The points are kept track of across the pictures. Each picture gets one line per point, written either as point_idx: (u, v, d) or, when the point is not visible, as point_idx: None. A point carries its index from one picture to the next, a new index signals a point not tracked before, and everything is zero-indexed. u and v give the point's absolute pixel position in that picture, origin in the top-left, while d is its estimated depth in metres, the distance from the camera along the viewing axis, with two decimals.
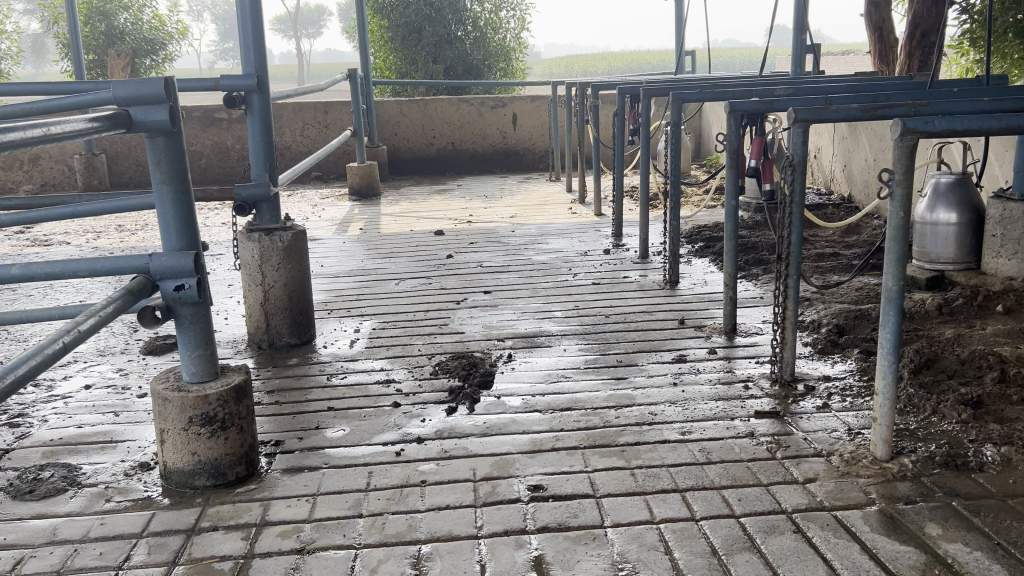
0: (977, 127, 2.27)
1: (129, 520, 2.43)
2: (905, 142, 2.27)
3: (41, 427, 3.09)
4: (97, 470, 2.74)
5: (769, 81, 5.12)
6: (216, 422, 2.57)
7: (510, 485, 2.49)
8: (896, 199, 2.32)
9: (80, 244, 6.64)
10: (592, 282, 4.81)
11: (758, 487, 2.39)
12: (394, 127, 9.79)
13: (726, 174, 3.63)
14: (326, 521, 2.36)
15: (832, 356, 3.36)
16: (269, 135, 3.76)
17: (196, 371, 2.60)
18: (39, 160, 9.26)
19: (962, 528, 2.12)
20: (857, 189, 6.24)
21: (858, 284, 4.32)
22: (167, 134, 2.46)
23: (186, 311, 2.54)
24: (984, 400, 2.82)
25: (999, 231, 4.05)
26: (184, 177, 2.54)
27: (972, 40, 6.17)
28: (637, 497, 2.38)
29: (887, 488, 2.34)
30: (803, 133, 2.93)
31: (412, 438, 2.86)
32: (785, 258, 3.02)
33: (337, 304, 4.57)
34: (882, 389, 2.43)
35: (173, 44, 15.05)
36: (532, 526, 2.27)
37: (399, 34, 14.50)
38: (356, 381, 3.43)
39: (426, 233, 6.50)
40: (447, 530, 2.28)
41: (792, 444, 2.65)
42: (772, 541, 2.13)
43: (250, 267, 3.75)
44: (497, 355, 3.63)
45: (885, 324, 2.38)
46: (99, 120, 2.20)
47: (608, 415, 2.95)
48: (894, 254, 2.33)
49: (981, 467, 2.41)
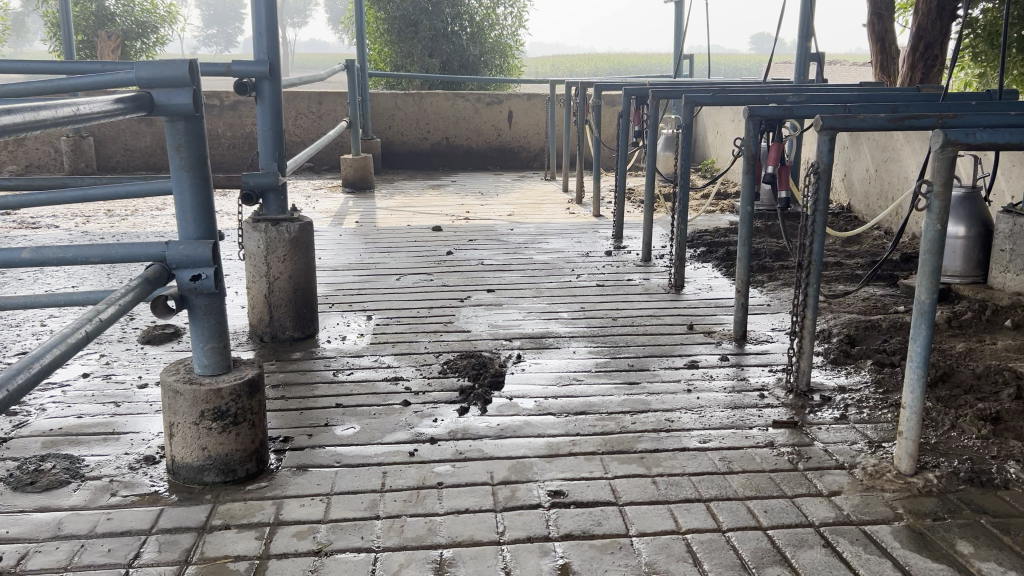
0: (1018, 141, 2.24)
1: (137, 515, 2.35)
2: (944, 154, 2.25)
3: (39, 416, 2.99)
4: (100, 463, 2.66)
5: (777, 88, 5.10)
6: (228, 417, 2.50)
7: (529, 490, 2.45)
8: (933, 210, 2.29)
9: (70, 228, 6.50)
10: (596, 283, 4.77)
11: (783, 499, 2.36)
12: (388, 120, 9.69)
13: (742, 180, 3.60)
14: (342, 523, 2.30)
15: (845, 367, 3.35)
16: (279, 123, 3.67)
17: (208, 364, 2.52)
18: (25, 141, 9.10)
19: (993, 547, 2.10)
20: (857, 200, 6.25)
21: (864, 294, 4.32)
22: (188, 119, 2.38)
23: (201, 302, 2.46)
24: (1004, 415, 2.80)
25: (1007, 246, 4.05)
26: (203, 163, 2.46)
27: (974, 54, 6.21)
28: (661, 506, 2.34)
29: (913, 504, 2.31)
30: (830, 141, 2.88)
31: (425, 438, 2.80)
32: (806, 267, 2.99)
33: (338, 297, 4.50)
34: (909, 402, 2.40)
35: (165, 27, 14.81)
36: (555, 533, 2.22)
37: (396, 27, 14.40)
38: (363, 377, 3.36)
39: (423, 228, 6.42)
40: (468, 535, 2.22)
41: (813, 456, 2.62)
42: (802, 555, 2.09)
43: (255, 257, 3.67)
44: (506, 355, 3.57)
45: (914, 337, 2.35)
46: (122, 101, 2.13)
47: (624, 421, 2.91)
48: (928, 267, 2.31)
49: (1006, 485, 2.39)
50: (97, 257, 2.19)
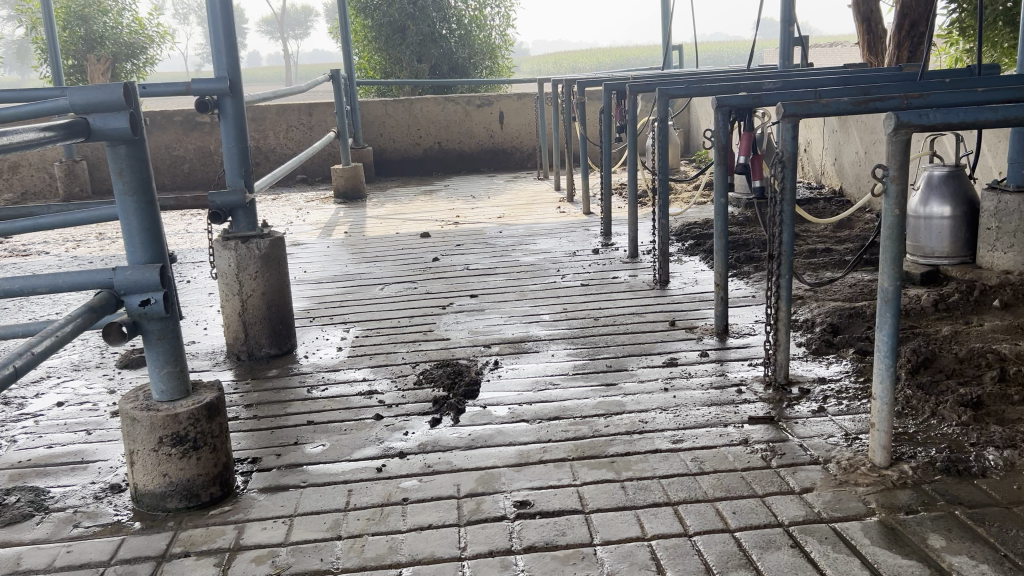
0: (975, 119, 2.16)
1: (97, 546, 2.32)
2: (898, 137, 2.18)
3: (9, 448, 2.97)
4: (66, 494, 2.63)
5: (758, 76, 5.02)
6: (187, 442, 2.46)
7: (495, 502, 2.40)
8: (891, 196, 2.22)
9: (59, 254, 6.51)
10: (580, 283, 4.71)
11: (753, 498, 2.30)
12: (379, 128, 9.67)
13: (714, 171, 3.53)
14: (303, 545, 2.26)
15: (827, 357, 3.28)
16: (244, 140, 3.64)
17: (166, 390, 2.49)
18: (18, 167, 9.15)
19: (966, 539, 2.03)
20: (848, 183, 6.17)
21: (852, 280, 4.24)
22: (129, 142, 2.35)
23: (154, 327, 2.42)
24: (984, 400, 2.73)
25: (994, 224, 3.97)
26: (148, 187, 2.43)
27: (961, 29, 6.11)
28: (628, 512, 2.29)
29: (886, 497, 2.24)
30: (793, 128, 2.81)
31: (394, 452, 2.76)
32: (777, 258, 2.92)
33: (319, 311, 4.47)
34: (880, 393, 2.33)
35: (154, 47, 14.89)
36: (518, 546, 2.17)
37: (384, 34, 14.42)
38: (337, 392, 3.32)
39: (411, 235, 6.38)
40: (429, 552, 2.17)
41: (788, 452, 2.55)
42: (768, 557, 2.03)
43: (227, 276, 3.64)
44: (484, 362, 3.53)
45: (881, 325, 2.28)
46: (55, 129, 2.09)
47: (597, 424, 2.85)
48: (890, 253, 2.24)
49: (983, 473, 2.32)
50: (44, 287, 2.18)
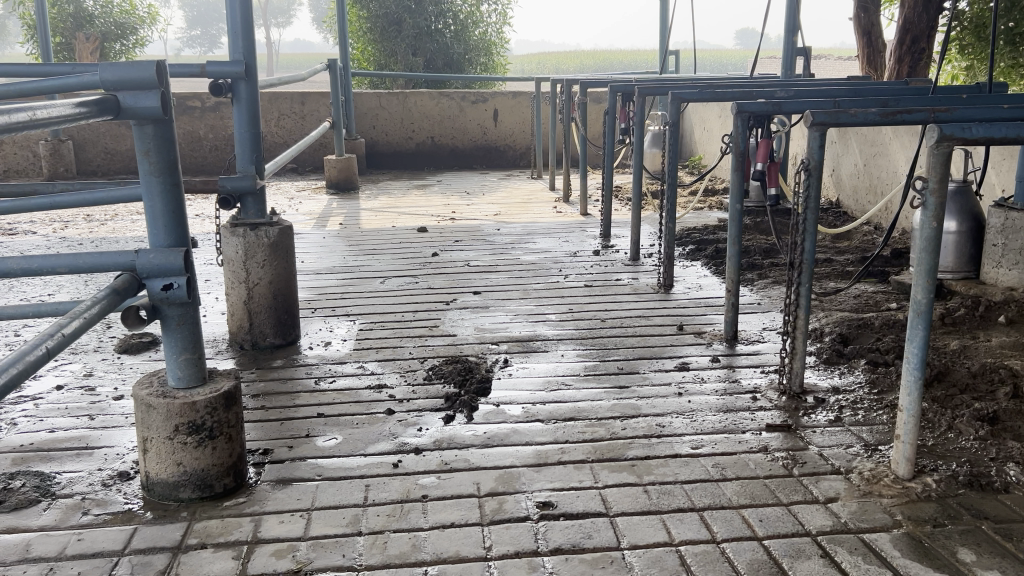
0: (1017, 135, 2.16)
1: (109, 535, 2.26)
2: (939, 150, 2.18)
3: (10, 432, 2.89)
4: (72, 480, 2.56)
5: (765, 83, 5.03)
6: (203, 431, 2.41)
7: (517, 502, 2.37)
8: (929, 207, 2.23)
9: (47, 235, 6.38)
10: (584, 283, 4.69)
11: (778, 507, 2.29)
12: (372, 120, 9.58)
13: (731, 178, 3.51)
14: (323, 540, 2.22)
15: (838, 367, 3.29)
16: (256, 125, 3.58)
17: (183, 376, 2.43)
18: (2, 145, 8.95)
19: (996, 555, 2.03)
20: (846, 194, 6.21)
21: (856, 292, 4.26)
22: (157, 121, 2.29)
23: (174, 312, 2.36)
24: (1001, 415, 2.75)
25: (1000, 241, 4.00)
26: (174, 169, 2.36)
27: (962, 47, 6.16)
28: (653, 516, 2.27)
29: (911, 509, 2.25)
30: (820, 137, 2.81)
31: (410, 448, 2.72)
32: (797, 266, 2.89)
33: (320, 302, 4.41)
34: (906, 404, 2.33)
35: (144, 28, 14.64)
36: (544, 547, 2.14)
37: (379, 26, 14.32)
38: (346, 385, 3.27)
39: (408, 229, 6.33)
40: (454, 551, 2.14)
41: (808, 460, 2.55)
42: (799, 566, 2.02)
43: (233, 263, 3.58)
44: (493, 360, 3.49)
45: (912, 338, 2.28)
46: (86, 104, 2.02)
47: (615, 427, 2.83)
48: (924, 266, 2.24)
49: (1006, 488, 2.33)
50: (64, 267, 2.08)
